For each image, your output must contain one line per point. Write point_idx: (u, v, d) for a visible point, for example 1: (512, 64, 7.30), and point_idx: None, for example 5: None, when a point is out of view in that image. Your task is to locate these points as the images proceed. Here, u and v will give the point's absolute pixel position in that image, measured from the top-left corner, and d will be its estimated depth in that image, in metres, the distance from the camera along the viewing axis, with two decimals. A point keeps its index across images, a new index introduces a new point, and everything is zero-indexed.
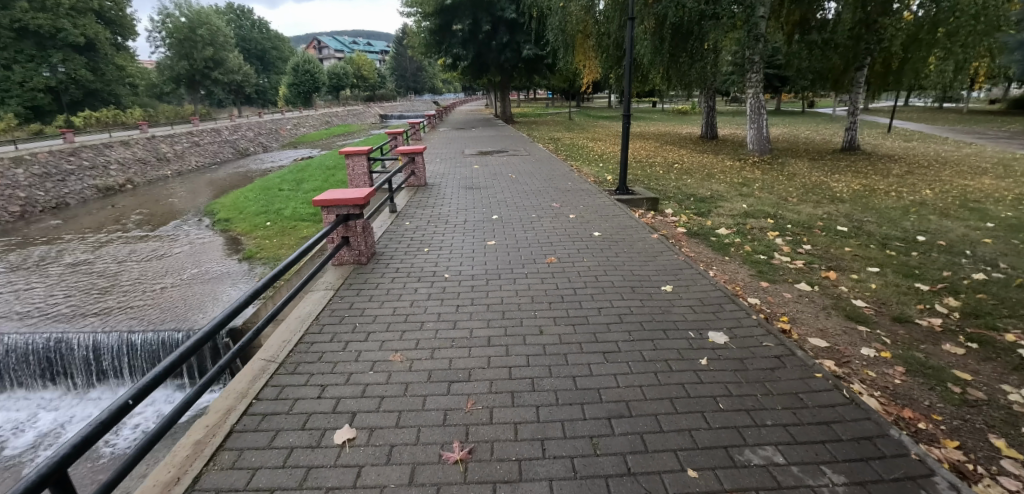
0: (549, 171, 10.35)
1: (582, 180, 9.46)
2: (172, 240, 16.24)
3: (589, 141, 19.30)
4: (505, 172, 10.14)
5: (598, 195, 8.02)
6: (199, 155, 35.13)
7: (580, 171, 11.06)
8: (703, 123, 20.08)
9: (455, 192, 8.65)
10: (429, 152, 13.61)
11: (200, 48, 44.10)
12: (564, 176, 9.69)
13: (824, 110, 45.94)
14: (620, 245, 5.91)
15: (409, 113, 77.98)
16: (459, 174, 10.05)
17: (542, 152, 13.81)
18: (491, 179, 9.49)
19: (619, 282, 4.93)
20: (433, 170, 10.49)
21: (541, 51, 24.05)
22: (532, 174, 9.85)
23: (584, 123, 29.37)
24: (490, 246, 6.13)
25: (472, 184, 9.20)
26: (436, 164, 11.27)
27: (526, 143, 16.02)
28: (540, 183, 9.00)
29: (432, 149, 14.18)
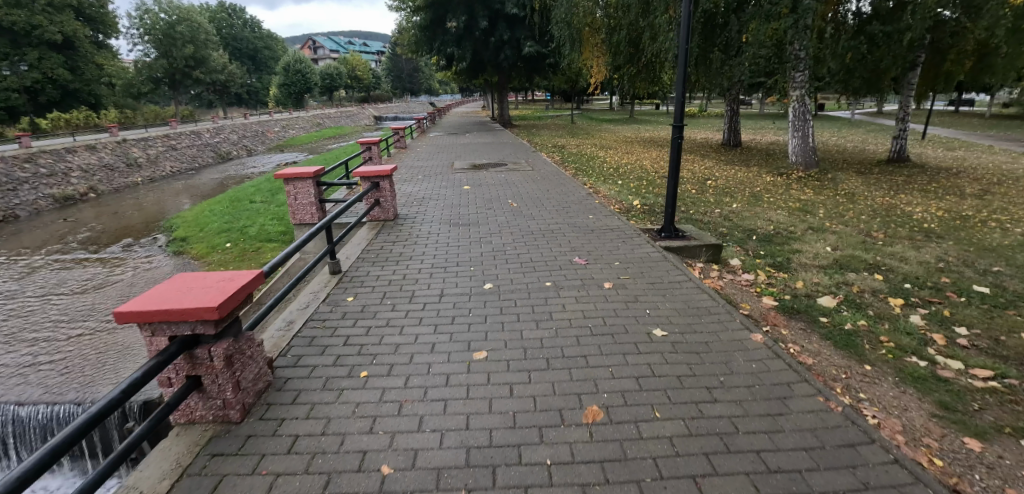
0: (558, 192, 8.09)
1: (603, 207, 7.18)
2: (116, 264, 13.90)
3: (598, 148, 17.06)
4: (501, 196, 7.88)
5: (633, 237, 5.72)
6: (175, 160, 32.67)
7: (596, 192, 8.79)
8: (725, 130, 17.90)
9: (436, 234, 6.27)
10: (408, 164, 11.26)
11: (181, 46, 41.60)
12: (579, 202, 7.40)
13: (837, 113, 43.81)
14: (706, 358, 3.53)
15: (404, 115, 75.62)
16: (440, 200, 7.76)
17: (546, 164, 11.52)
18: (483, 208, 7.23)
19: (742, 479, 2.47)
20: (407, 194, 8.18)
21: (543, 48, 21.71)
22: (537, 200, 7.56)
23: (589, 127, 27.14)
24: (481, 360, 3.64)
25: (457, 216, 6.93)
26: (412, 183, 8.97)
27: (525, 152, 13.74)
28: (550, 215, 6.72)
29: (411, 160, 11.89)
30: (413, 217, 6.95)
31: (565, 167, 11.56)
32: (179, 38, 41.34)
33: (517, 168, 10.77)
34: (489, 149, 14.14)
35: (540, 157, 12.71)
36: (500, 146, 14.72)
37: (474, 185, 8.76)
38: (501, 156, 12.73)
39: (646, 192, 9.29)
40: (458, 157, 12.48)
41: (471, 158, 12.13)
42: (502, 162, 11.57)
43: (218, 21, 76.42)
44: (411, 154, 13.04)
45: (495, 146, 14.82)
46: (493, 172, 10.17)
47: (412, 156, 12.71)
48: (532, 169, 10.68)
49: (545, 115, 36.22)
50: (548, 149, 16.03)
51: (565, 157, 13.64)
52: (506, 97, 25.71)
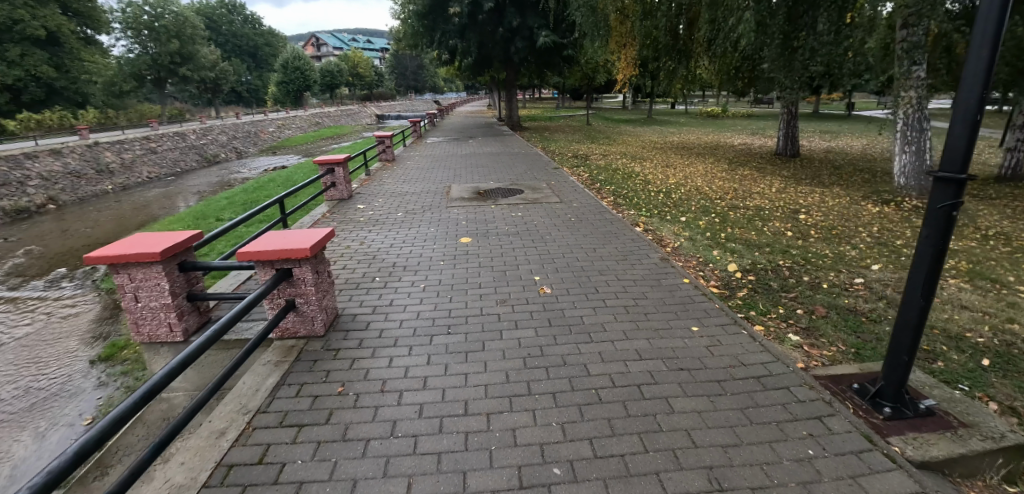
0: (610, 258, 4.97)
1: (702, 299, 4.10)
2: (31, 307, 11.04)
3: (627, 158, 14.02)
4: (522, 267, 4.75)
5: (826, 418, 2.70)
6: (155, 165, 29.87)
7: (660, 245, 5.78)
8: (780, 137, 14.81)
9: (395, 395, 2.92)
10: (385, 190, 8.24)
11: (166, 41, 38.81)
12: (653, 286, 4.32)
13: (873, 113, 40.30)
14: None
15: (407, 113, 72.61)
16: (413, 275, 4.57)
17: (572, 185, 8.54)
18: (490, 300, 4.07)
19: None
20: (361, 259, 4.97)
21: (559, 39, 18.66)
22: (582, 280, 4.44)
23: (608, 130, 24.12)
24: None
25: (441, 322, 3.76)
26: (379, 234, 5.81)
27: (541, 166, 10.69)
28: (618, 329, 3.60)
29: (391, 184, 8.83)
30: (360, 321, 3.73)
31: (599, 191, 8.63)
32: (163, 33, 38.52)
33: (534, 193, 7.78)
34: (496, 164, 11.09)
35: (563, 173, 9.73)
36: (509, 160, 11.71)
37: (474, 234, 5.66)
38: (510, 173, 9.68)
39: (729, 241, 6.32)
40: (454, 177, 9.44)
41: (471, 180, 9.07)
42: (513, 184, 8.55)
43: (216, 16, 73.45)
44: (396, 172, 10.06)
45: (504, 159, 11.82)
46: (501, 204, 7.14)
47: (394, 176, 9.64)
48: (555, 195, 7.65)
49: (556, 115, 33.16)
50: (569, 158, 13.14)
51: (594, 173, 10.73)
52: (516, 95, 22.66)
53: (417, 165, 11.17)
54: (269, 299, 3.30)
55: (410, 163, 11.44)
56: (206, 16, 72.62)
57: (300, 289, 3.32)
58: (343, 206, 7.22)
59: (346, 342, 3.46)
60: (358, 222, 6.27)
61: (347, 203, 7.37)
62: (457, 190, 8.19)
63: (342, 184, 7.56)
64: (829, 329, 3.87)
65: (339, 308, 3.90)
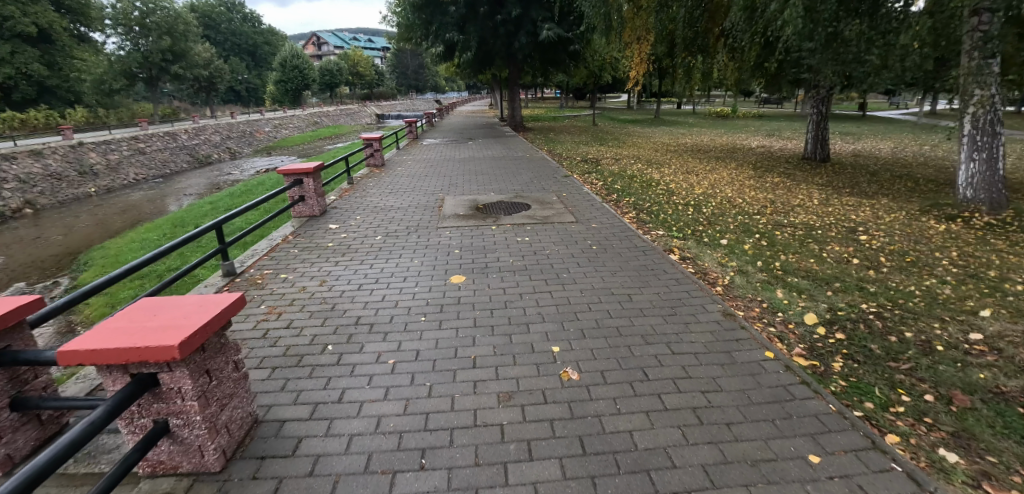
0: (653, 314, 3.70)
1: (804, 396, 2.81)
2: None
3: (641, 162, 12.79)
4: (533, 329, 3.48)
5: None
6: (142, 166, 28.55)
7: (709, 285, 4.49)
8: (809, 141, 13.53)
9: None
10: (366, 204, 6.97)
11: (157, 38, 37.69)
12: (723, 370, 3.03)
13: (887, 114, 39.03)
14: None
15: (407, 113, 71.40)
16: (381, 343, 3.29)
17: (586, 197, 7.26)
18: (489, 395, 2.78)
19: None
20: (314, 313, 3.68)
21: (566, 34, 17.46)
22: (620, 356, 3.16)
23: (616, 131, 22.93)
24: None
25: (413, 440, 2.46)
26: (347, 269, 4.54)
27: (547, 172, 9.41)
28: (692, 464, 2.29)
29: (374, 196, 7.55)
30: (289, 440, 2.44)
31: (618, 205, 7.37)
32: (154, 30, 37.40)
33: (541, 208, 6.50)
34: (496, 170, 9.77)
35: (574, 181, 8.44)
36: (512, 165, 10.43)
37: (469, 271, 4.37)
38: (513, 181, 8.38)
39: (788, 275, 5.07)
40: (448, 186, 8.16)
41: (467, 190, 7.78)
42: (516, 196, 7.28)
43: (214, 14, 72.14)
44: (383, 180, 8.84)
45: (505, 165, 10.53)
46: (503, 223, 5.86)
47: (380, 185, 8.37)
48: (566, 211, 6.36)
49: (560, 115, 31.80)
50: (580, 162, 11.89)
51: (609, 181, 9.45)
52: (518, 94, 21.41)
53: (408, 171, 9.88)
54: (124, 420, 2.04)
55: (401, 169, 10.15)
56: (203, 13, 71.31)
57: (176, 406, 2.02)
58: (311, 225, 5.94)
59: (258, 486, 2.17)
60: (322, 251, 4.97)
61: (318, 221, 6.12)
62: (450, 203, 6.89)
63: (313, 198, 6.32)
64: (993, 435, 2.62)
65: (259, 413, 2.61)
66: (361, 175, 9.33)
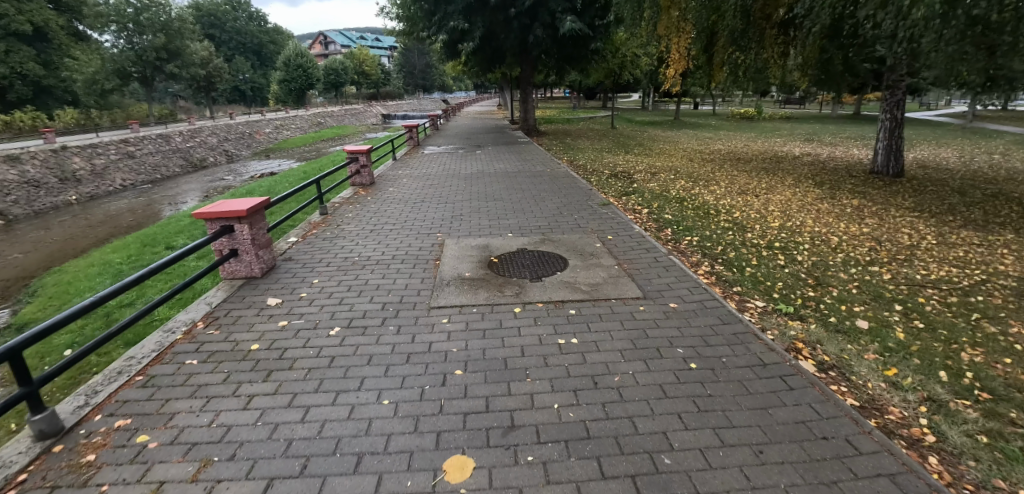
0: None
1: None
2: None
3: (682, 177, 10.71)
4: None
5: None
6: (131, 170, 26.46)
7: (917, 457, 2.48)
8: (880, 152, 11.41)
9: None
10: (334, 254, 4.94)
11: (150, 35, 35.85)
12: None
13: (920, 117, 36.74)
14: None
15: (413, 114, 69.66)
16: None
17: (641, 241, 5.14)
18: None
19: None
20: None
21: (587, 28, 15.52)
22: None
23: (637, 136, 20.85)
24: None
25: None
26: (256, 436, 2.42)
27: (575, 195, 7.24)
28: None
29: (348, 236, 5.49)
30: None
31: (684, 253, 5.36)
32: (146, 28, 35.57)
33: (582, 265, 4.38)
34: (511, 191, 7.61)
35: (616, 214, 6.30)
36: (529, 183, 8.25)
37: (482, 433, 2.44)
38: (534, 212, 6.21)
39: (1011, 408, 2.98)
40: (448, 219, 6.04)
41: (473, 227, 5.66)
42: (542, 239, 5.13)
43: (220, 13, 70.65)
44: (366, 207, 6.87)
45: (522, 182, 8.39)
46: (529, 298, 3.76)
47: (360, 218, 6.31)
48: (621, 272, 4.23)
49: (573, 118, 29.63)
50: (611, 179, 9.81)
51: (655, 208, 7.38)
52: (532, 94, 19.39)
53: (399, 192, 7.80)
54: None
55: (393, 189, 8.07)
56: (208, 12, 69.78)
57: None
58: (242, 296, 3.96)
59: None
60: (237, 361, 3.04)
61: (251, 291, 4.07)
62: (449, 253, 4.80)
63: (248, 252, 4.38)
64: None
65: None
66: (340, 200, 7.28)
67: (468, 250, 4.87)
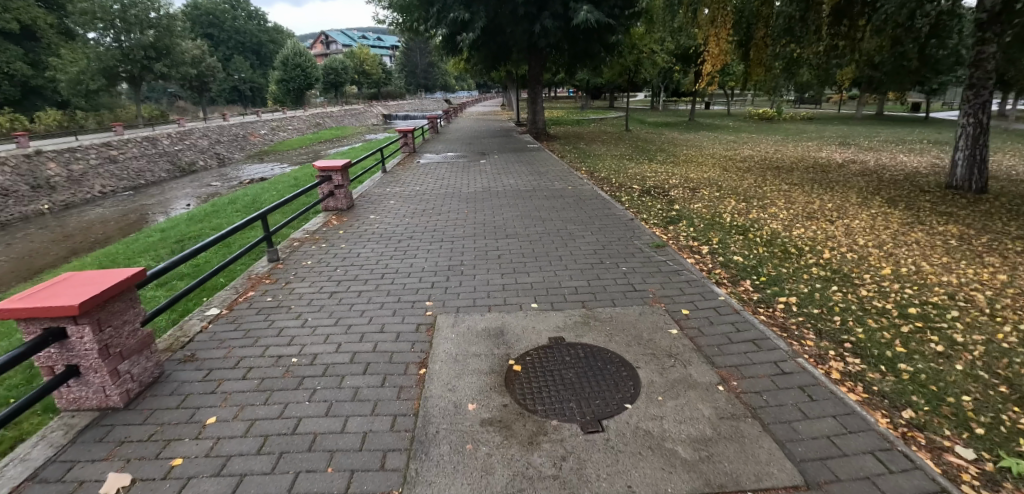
0: None
1: None
2: None
3: (727, 193, 8.89)
4: None
5: None
6: (112, 176, 24.72)
7: None
8: (962, 163, 9.54)
9: None
10: (258, 345, 3.12)
11: (137, 33, 34.07)
12: None
13: (945, 116, 34.82)
14: None
15: (414, 114, 67.94)
16: None
17: (743, 322, 3.29)
18: None
19: None
20: None
21: (604, 19, 13.77)
22: None
23: (655, 139, 19.03)
24: None
25: None
26: None
27: (612, 227, 5.39)
28: None
29: (294, 304, 3.71)
30: None
31: (793, 334, 3.62)
32: (133, 25, 33.74)
33: (667, 388, 2.54)
34: (525, 219, 5.74)
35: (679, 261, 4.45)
36: (547, 206, 6.39)
37: None
38: (560, 260, 4.37)
39: None
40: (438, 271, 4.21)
41: (474, 288, 3.83)
42: (584, 320, 3.28)
43: (219, 12, 69.00)
44: (333, 245, 5.04)
45: (538, 204, 6.55)
46: (589, 493, 1.90)
47: (320, 265, 4.51)
48: (741, 408, 2.40)
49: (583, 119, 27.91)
50: (646, 197, 8.04)
51: (718, 245, 5.63)
52: (541, 94, 17.55)
53: (381, 219, 5.97)
54: None
55: (373, 214, 6.22)
56: (208, 11, 68.17)
57: None
58: (66, 461, 2.17)
59: None
60: None
61: (82, 451, 2.23)
62: (437, 347, 2.98)
63: (103, 367, 2.47)
64: None
65: None
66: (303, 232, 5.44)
67: (469, 340, 3.06)
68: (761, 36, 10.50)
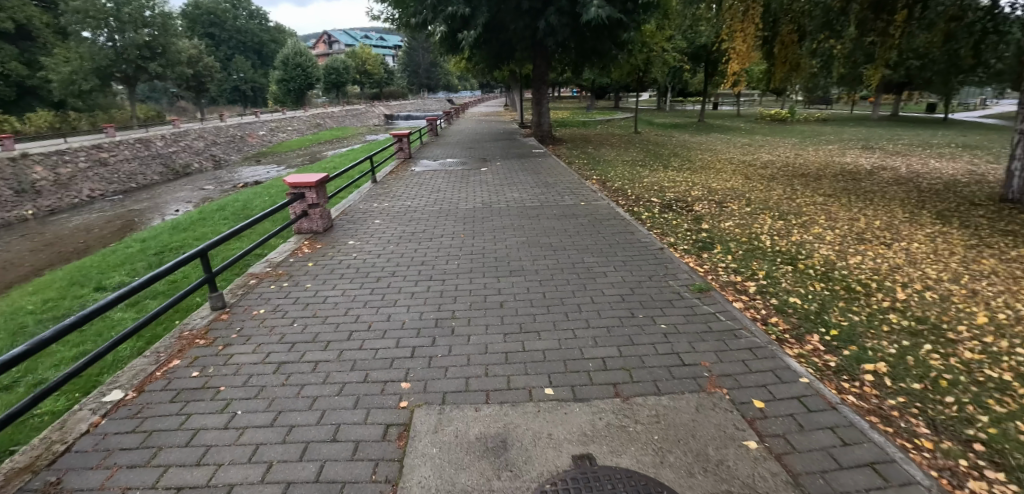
0: None
1: None
2: None
3: (758, 207, 7.91)
4: None
5: None
6: (102, 180, 23.92)
7: None
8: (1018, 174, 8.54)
9: None
10: (151, 466, 2.14)
11: (132, 32, 33.26)
12: None
13: (963, 118, 33.66)
14: None
15: (416, 114, 67.01)
16: None
17: (846, 426, 2.33)
18: None
19: None
20: None
21: (616, 15, 12.82)
22: None
23: (666, 142, 18.07)
24: None
25: None
26: None
27: (636, 261, 4.41)
28: None
29: (223, 383, 2.75)
30: None
31: (904, 431, 2.62)
32: (127, 23, 32.93)
33: None
34: (530, 248, 4.77)
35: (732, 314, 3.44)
36: (555, 229, 5.41)
37: None
38: (576, 313, 3.41)
39: None
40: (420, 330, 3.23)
41: (467, 359, 2.87)
42: (620, 423, 2.32)
43: (220, 11, 68.23)
44: (296, 284, 4.08)
45: (545, 226, 5.56)
46: None
47: (274, 316, 3.54)
48: None
49: (589, 120, 26.94)
50: (667, 213, 7.06)
51: (766, 281, 4.65)
52: (547, 95, 16.54)
53: (358, 246, 5.00)
54: None
55: (351, 240, 5.26)
56: (208, 11, 67.41)
57: None
58: None
59: None
60: None
61: None
62: (407, 476, 2.02)
63: None
64: None
65: None
66: (261, 266, 4.45)
67: (455, 462, 2.09)
68: (788, 31, 9.69)
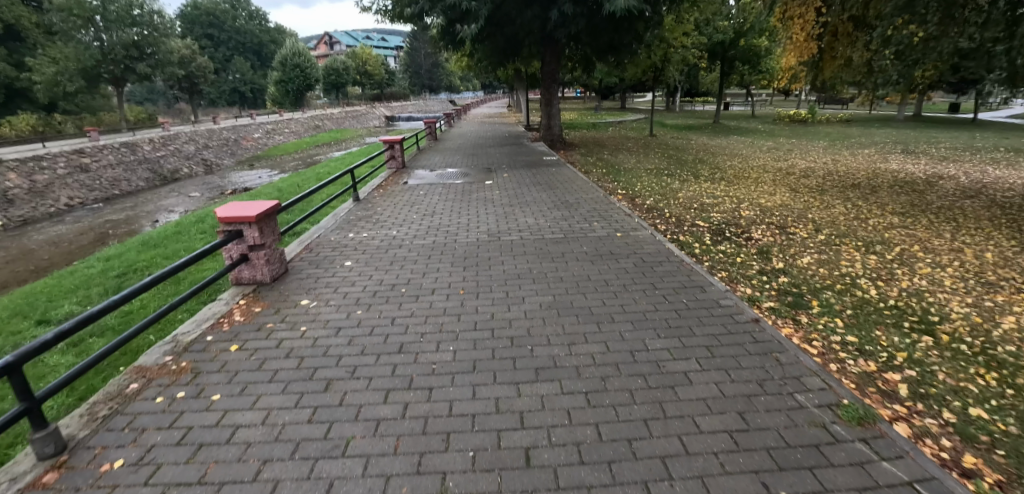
0: None
1: None
2: None
3: (828, 231, 6.35)
4: None
5: None
6: (82, 187, 22.45)
7: None
8: None
9: None
10: None
11: (118, 30, 31.88)
12: None
13: (990, 117, 32.06)
14: None
15: (417, 115, 65.55)
16: None
17: None
18: None
19: None
20: None
21: (641, 4, 11.31)
22: None
23: (686, 146, 16.61)
24: None
25: None
26: None
27: (724, 349, 2.88)
28: None
29: None
30: None
31: None
32: (113, 21, 31.56)
33: None
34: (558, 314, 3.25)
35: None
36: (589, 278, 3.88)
37: None
38: (664, 490, 1.86)
39: None
40: None
41: None
42: None
43: (219, 12, 66.95)
44: (195, 397, 2.57)
45: (573, 272, 4.04)
46: None
47: (128, 477, 2.02)
48: None
49: (599, 122, 25.45)
50: (723, 245, 5.53)
51: (915, 371, 3.10)
52: (557, 94, 14.98)
53: (311, 312, 3.47)
54: None
55: (305, 297, 3.73)
56: (207, 11, 66.06)
57: None
58: None
59: None
60: None
61: None
62: None
63: None
64: None
65: None
66: (155, 357, 2.95)
67: None
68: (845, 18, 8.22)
